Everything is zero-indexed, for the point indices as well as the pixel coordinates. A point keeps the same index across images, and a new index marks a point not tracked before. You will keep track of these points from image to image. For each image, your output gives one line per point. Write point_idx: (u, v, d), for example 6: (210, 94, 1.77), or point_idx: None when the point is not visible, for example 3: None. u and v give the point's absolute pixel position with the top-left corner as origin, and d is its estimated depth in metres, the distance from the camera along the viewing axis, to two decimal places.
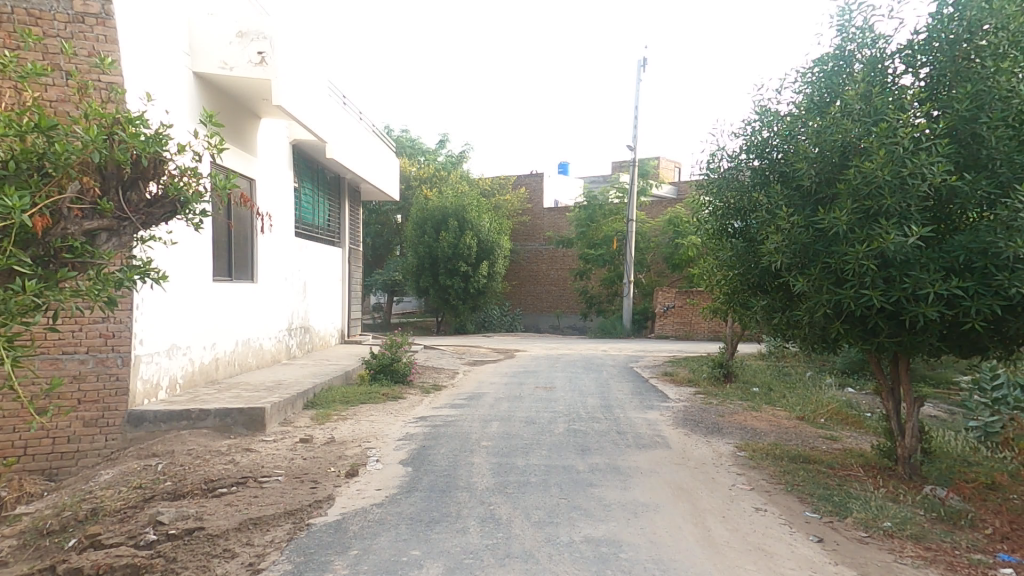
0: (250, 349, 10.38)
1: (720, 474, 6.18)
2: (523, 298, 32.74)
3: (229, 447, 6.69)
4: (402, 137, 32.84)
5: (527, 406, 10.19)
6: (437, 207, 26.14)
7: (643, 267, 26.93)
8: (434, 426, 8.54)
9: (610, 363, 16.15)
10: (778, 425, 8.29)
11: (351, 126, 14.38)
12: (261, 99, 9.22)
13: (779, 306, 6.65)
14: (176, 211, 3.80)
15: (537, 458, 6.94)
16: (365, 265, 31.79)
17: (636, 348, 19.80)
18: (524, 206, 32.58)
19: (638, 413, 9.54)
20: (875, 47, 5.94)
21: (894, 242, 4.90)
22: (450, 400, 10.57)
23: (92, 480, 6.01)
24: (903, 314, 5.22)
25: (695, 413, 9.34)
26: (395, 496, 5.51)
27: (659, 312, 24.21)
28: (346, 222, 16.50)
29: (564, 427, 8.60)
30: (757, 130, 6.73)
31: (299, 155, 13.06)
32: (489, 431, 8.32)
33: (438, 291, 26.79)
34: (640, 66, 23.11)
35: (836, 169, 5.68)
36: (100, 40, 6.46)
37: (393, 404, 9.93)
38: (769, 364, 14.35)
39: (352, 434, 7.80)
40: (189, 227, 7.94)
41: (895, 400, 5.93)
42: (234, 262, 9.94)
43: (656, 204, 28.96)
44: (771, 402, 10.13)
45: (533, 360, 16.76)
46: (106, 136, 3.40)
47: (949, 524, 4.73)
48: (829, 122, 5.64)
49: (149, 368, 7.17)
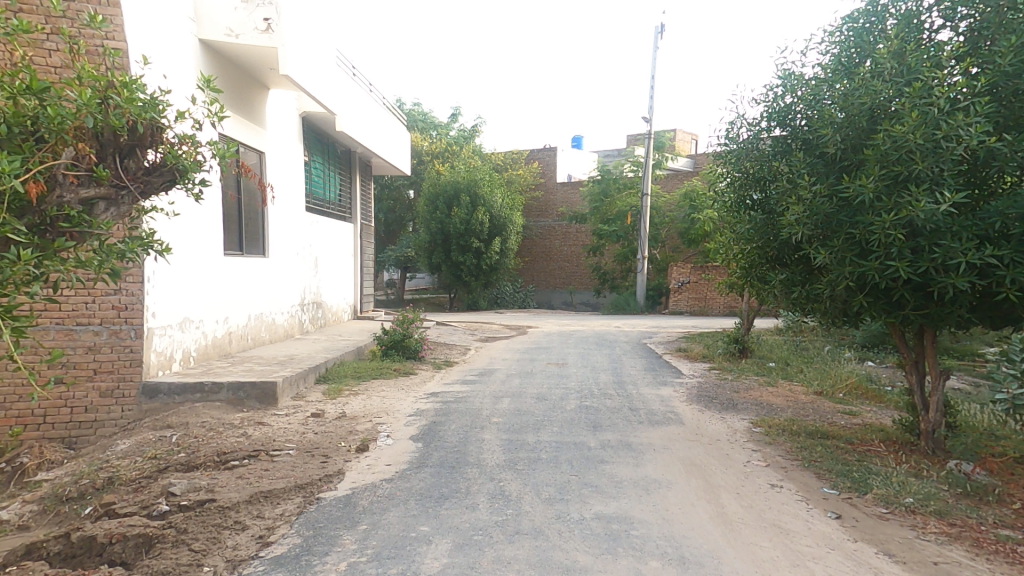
0: (262, 323, 10.43)
1: (734, 450, 6.07)
2: (536, 274, 32.60)
3: (242, 419, 6.73)
4: (413, 111, 32.44)
5: (539, 382, 10.13)
6: (449, 182, 25.89)
7: (658, 242, 26.53)
8: (445, 401, 8.53)
9: (623, 339, 16.02)
10: (795, 400, 8.13)
11: (361, 98, 14.14)
12: (267, 68, 9.05)
13: (800, 281, 6.43)
14: (176, 180, 3.70)
15: (548, 434, 6.89)
16: (378, 241, 31.80)
17: (649, 324, 19.64)
18: (537, 181, 32.18)
19: (651, 389, 9.45)
20: (910, 0, 5.54)
21: (924, 210, 4.67)
22: (462, 376, 10.57)
23: (109, 449, 6.09)
24: (931, 286, 4.98)
25: (710, 389, 9.21)
26: (404, 472, 5.50)
27: (673, 288, 23.89)
28: (357, 197, 16.38)
29: (576, 403, 8.54)
30: (780, 96, 6.45)
31: (309, 129, 12.92)
32: (501, 407, 8.29)
33: (451, 267, 26.74)
34: (658, 32, 22.28)
35: (864, 135, 5.40)
36: (102, 4, 6.32)
37: (404, 380, 9.94)
38: (786, 339, 14.12)
39: (363, 409, 7.81)
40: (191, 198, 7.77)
41: (920, 374, 5.72)
42: (245, 237, 9.91)
43: (672, 177, 28.36)
44: (788, 377, 9.96)
45: (546, 335, 16.70)
46: (100, 100, 3.29)
47: (975, 500, 4.58)
48: (858, 85, 5.33)
49: (162, 341, 7.21)
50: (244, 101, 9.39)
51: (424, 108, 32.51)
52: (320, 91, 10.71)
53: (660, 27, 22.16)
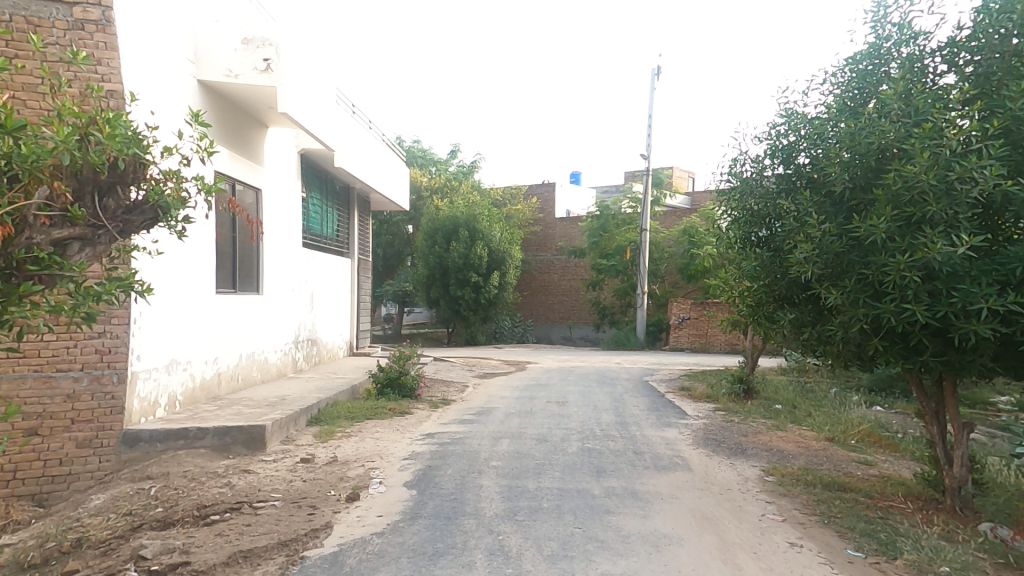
0: (254, 362, 10.15)
1: (748, 503, 5.72)
2: (535, 309, 32.41)
3: (227, 468, 6.38)
4: (413, 148, 32.85)
5: (539, 423, 9.77)
6: (448, 217, 25.95)
7: (657, 277, 26.44)
8: (441, 444, 8.18)
9: (624, 377, 15.70)
10: (806, 446, 7.81)
11: (361, 135, 14.22)
12: (265, 107, 9.03)
13: (809, 322, 6.23)
14: (157, 218, 3.52)
15: (549, 481, 6.54)
16: (376, 276, 31.67)
17: (650, 361, 19.32)
18: (536, 216, 32.33)
19: (656, 432, 9.11)
20: (914, 44, 5.51)
21: (941, 252, 4.51)
22: (459, 416, 10.22)
23: (82, 506, 5.72)
24: (951, 332, 4.78)
25: (717, 432, 8.87)
26: (396, 524, 5.14)
27: (673, 324, 23.64)
28: (355, 232, 16.31)
29: (578, 447, 8.19)
30: (783, 134, 6.43)
31: (308, 165, 12.93)
32: (500, 450, 7.94)
33: (449, 302, 26.56)
34: (655, 74, 22.74)
35: (872, 176, 5.30)
36: (100, 48, 6.20)
37: (399, 420, 9.58)
38: (791, 379, 13.81)
39: (355, 453, 7.46)
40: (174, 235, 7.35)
41: (941, 425, 5.47)
42: (239, 274, 9.72)
43: (671, 214, 28.47)
44: (796, 421, 9.64)
45: (545, 372, 16.38)
46: (79, 138, 3.14)
47: (1015, 569, 4.24)
48: (864, 126, 5.26)
49: (146, 386, 6.91)
50: (242, 139, 9.37)
51: (424, 145, 32.97)
52: (319, 128, 10.73)
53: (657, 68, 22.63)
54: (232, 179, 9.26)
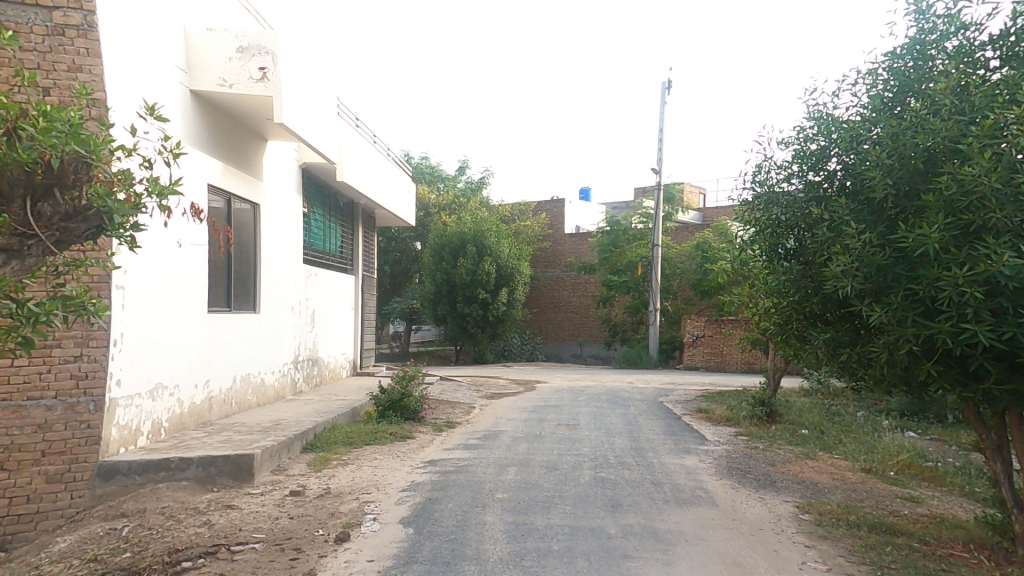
0: (250, 384, 9.70)
1: (784, 546, 5.11)
2: (544, 326, 31.87)
3: (209, 502, 5.86)
4: (421, 164, 32.70)
5: (548, 448, 9.17)
6: (455, 233, 25.59)
7: (670, 293, 25.82)
8: (443, 472, 7.61)
9: (637, 397, 15.04)
10: (842, 479, 7.17)
11: (365, 148, 13.91)
12: (263, 118, 8.67)
13: (847, 342, 5.65)
14: (101, 226, 3.45)
15: (560, 517, 5.95)
16: (383, 292, 31.33)
17: (664, 380, 18.65)
18: (544, 232, 31.91)
19: (674, 459, 8.49)
20: (962, 36, 5.01)
21: (1008, 264, 3.99)
22: (464, 440, 9.64)
23: (45, 550, 5.23)
24: (1019, 356, 4.23)
25: (741, 461, 8.21)
26: (388, 571, 4.58)
27: (688, 342, 22.93)
28: (359, 248, 15.94)
29: (590, 476, 7.58)
30: (812, 138, 5.94)
31: (310, 179, 12.60)
32: (506, 480, 7.36)
33: (456, 319, 26.08)
34: (664, 87, 22.39)
35: (919, 180, 4.78)
36: (81, 53, 5.88)
37: (400, 445, 9.03)
38: (815, 401, 13.09)
39: (350, 484, 6.91)
40: (159, 251, 6.95)
41: (1005, 461, 4.90)
42: (234, 292, 9.31)
43: (682, 229, 27.94)
44: (827, 448, 8.97)
45: (555, 392, 15.77)
46: (8, 135, 3.12)
47: None
48: (908, 124, 4.77)
49: (127, 413, 6.45)
50: (240, 153, 9.02)
51: (431, 162, 32.83)
52: (320, 140, 10.38)
53: (667, 82, 22.29)
54: (227, 194, 8.89)
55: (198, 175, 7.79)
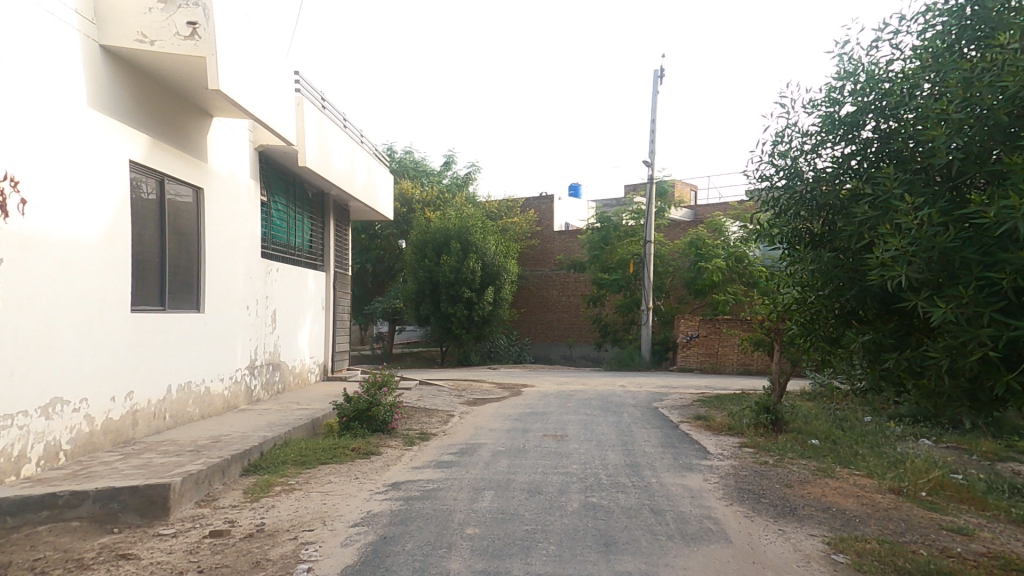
0: (190, 394, 8.51)
1: None
2: (533, 327, 30.83)
3: (99, 552, 4.70)
4: (404, 159, 31.52)
5: (532, 465, 8.08)
6: (439, 229, 24.47)
7: (662, 292, 24.91)
8: (407, 500, 6.46)
9: (630, 402, 14.01)
10: (872, 502, 6.16)
11: (334, 132, 12.74)
12: (197, 88, 7.51)
13: (891, 346, 4.60)
14: None
15: (542, 562, 4.82)
16: (365, 292, 30.09)
17: (658, 383, 17.67)
18: (533, 230, 30.83)
19: (674, 478, 7.44)
20: None
21: None
22: (437, 457, 8.50)
23: None
24: None
25: (751, 480, 7.16)
26: None
27: (681, 343, 21.93)
28: (330, 242, 14.74)
29: (579, 501, 6.47)
30: (841, 99, 4.95)
31: (268, 164, 11.40)
32: (480, 508, 6.23)
33: (440, 319, 24.91)
34: (657, 76, 21.42)
35: (999, 139, 3.86)
36: None
37: (362, 464, 7.88)
38: (822, 407, 12.13)
39: (291, 517, 5.74)
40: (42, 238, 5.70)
41: None
42: (171, 288, 8.10)
43: (675, 226, 27.07)
44: (845, 462, 7.96)
45: (542, 397, 14.70)
46: None
47: None
48: (986, 67, 3.91)
49: (6, 436, 5.27)
50: (174, 127, 7.83)
51: (416, 156, 31.65)
52: (275, 117, 9.25)
53: (659, 71, 21.34)
54: (160, 175, 7.72)
55: (109, 149, 6.60)
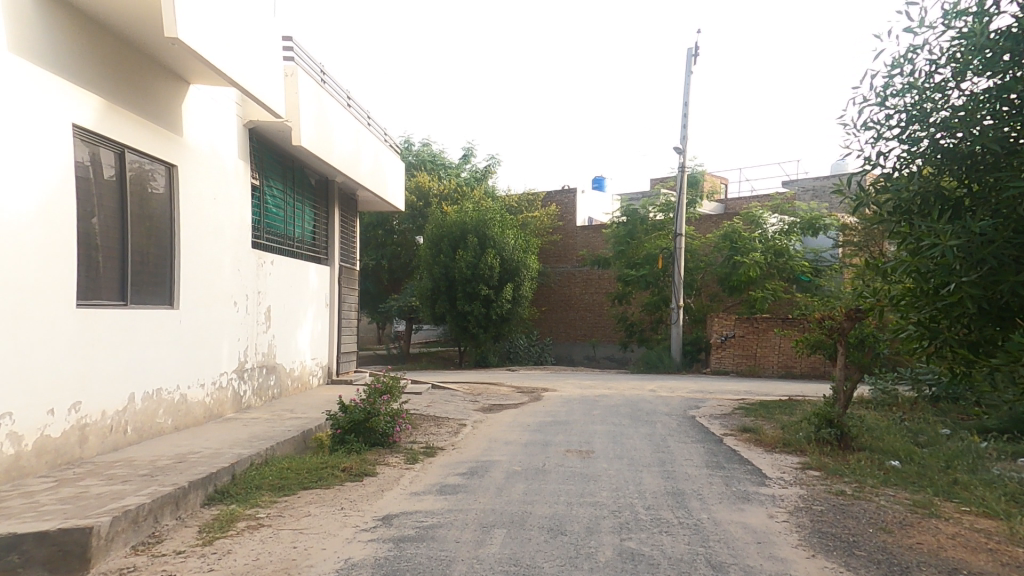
0: (161, 403, 7.41)
1: None
2: (555, 326, 29.43)
3: None
4: (421, 151, 30.41)
5: (554, 491, 6.71)
6: (455, 223, 23.26)
7: (694, 289, 23.23)
8: (398, 541, 5.14)
9: (664, 410, 12.53)
10: (1010, 562, 4.62)
11: (335, 110, 11.54)
12: (159, 41, 6.47)
13: None
14: None
15: None
16: (381, 289, 29.09)
17: (693, 388, 16.11)
18: (555, 224, 29.40)
19: (731, 513, 5.99)
20: None
21: None
22: (442, 479, 7.18)
23: None
24: None
25: (831, 520, 5.68)
26: None
27: (715, 343, 20.27)
28: (335, 234, 13.57)
29: (615, 547, 5.09)
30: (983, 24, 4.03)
31: (259, 144, 10.27)
32: (487, 555, 4.89)
33: (456, 317, 23.70)
34: (691, 55, 19.79)
35: None
36: None
37: (351, 489, 6.61)
38: (889, 419, 10.43)
39: (247, 569, 4.48)
40: None
41: None
42: (139, 280, 7.03)
43: (706, 219, 25.31)
44: (944, 495, 6.39)
45: (565, 403, 13.32)
46: None
47: None
48: None
49: None
50: (135, 91, 6.79)
51: (433, 148, 30.57)
52: (263, 86, 8.16)
53: (693, 49, 19.72)
54: (120, 146, 6.64)
55: (37, 112, 5.53)
